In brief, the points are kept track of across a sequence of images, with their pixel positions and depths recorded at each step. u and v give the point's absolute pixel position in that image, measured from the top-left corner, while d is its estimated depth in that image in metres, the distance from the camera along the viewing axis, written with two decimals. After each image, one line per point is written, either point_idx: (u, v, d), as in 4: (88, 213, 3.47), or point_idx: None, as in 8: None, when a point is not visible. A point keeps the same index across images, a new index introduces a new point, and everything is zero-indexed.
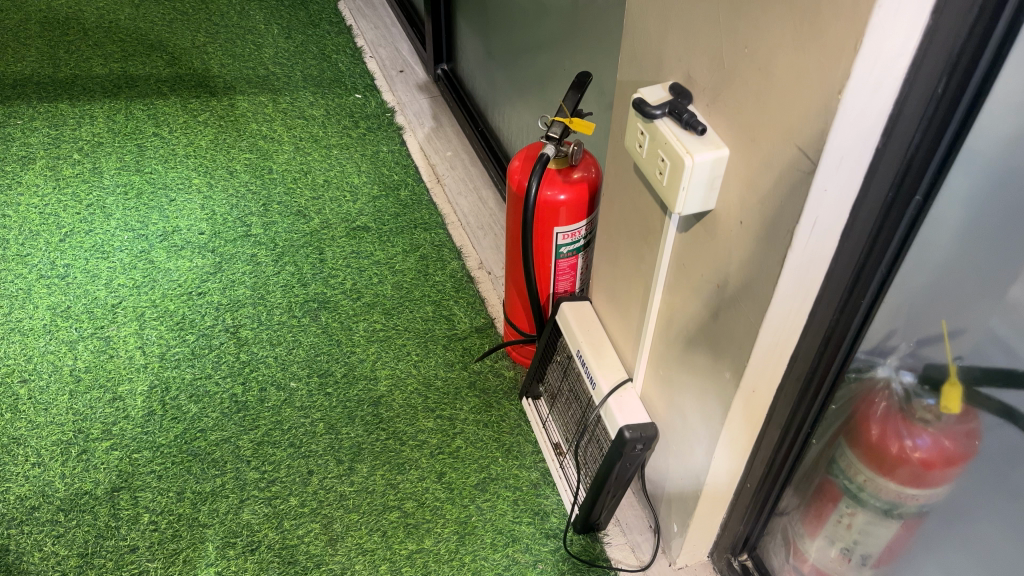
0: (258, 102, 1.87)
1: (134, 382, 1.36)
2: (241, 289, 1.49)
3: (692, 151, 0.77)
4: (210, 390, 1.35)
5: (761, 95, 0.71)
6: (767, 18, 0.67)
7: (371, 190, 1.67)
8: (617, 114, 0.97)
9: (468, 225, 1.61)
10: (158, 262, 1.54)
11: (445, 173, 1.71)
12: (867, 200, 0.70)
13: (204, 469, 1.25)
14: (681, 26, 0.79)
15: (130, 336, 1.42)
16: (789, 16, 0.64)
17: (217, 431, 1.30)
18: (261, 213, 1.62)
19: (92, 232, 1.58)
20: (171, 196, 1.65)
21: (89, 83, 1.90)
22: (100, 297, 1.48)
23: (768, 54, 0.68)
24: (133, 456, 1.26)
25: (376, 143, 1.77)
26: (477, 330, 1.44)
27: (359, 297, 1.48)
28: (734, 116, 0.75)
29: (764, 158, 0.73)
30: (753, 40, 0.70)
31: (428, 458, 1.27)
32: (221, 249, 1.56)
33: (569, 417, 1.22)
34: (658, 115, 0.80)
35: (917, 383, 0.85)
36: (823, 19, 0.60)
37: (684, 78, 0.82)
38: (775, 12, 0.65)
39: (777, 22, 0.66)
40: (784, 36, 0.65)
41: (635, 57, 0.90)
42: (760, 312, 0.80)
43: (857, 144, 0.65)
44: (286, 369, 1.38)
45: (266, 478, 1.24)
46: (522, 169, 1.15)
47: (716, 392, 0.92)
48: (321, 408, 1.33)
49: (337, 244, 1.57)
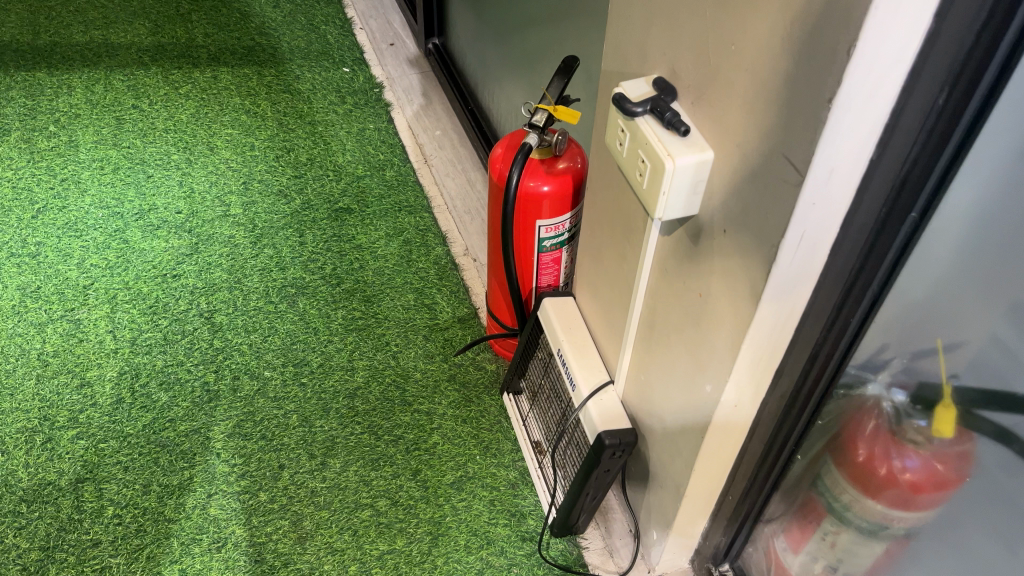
0: (241, 74, 1.80)
1: (103, 367, 1.31)
2: (218, 271, 1.44)
3: (673, 154, 0.71)
4: (181, 377, 1.31)
5: (748, 97, 0.65)
6: (755, 14, 0.61)
7: (355, 169, 1.61)
8: (601, 106, 0.91)
9: (455, 209, 1.56)
10: (133, 242, 1.49)
11: (433, 153, 1.65)
12: (858, 217, 0.64)
13: (172, 461, 1.21)
14: (667, 16, 0.73)
15: (101, 319, 1.38)
16: (778, 14, 0.58)
17: (187, 421, 1.25)
18: (241, 192, 1.57)
19: (66, 209, 1.53)
20: (150, 172, 1.60)
21: (68, 50, 1.84)
22: (71, 277, 1.43)
23: (757, 52, 0.62)
24: (99, 446, 1.22)
25: (362, 120, 1.71)
26: (459, 320, 1.39)
27: (339, 283, 1.43)
28: (720, 117, 0.69)
29: (750, 163, 0.67)
30: (741, 37, 0.64)
31: (403, 455, 1.23)
32: (197, 229, 1.51)
33: (550, 416, 1.17)
34: (637, 113, 0.74)
35: (908, 402, 0.80)
36: (815, 20, 0.55)
37: (668, 71, 0.76)
38: (763, 9, 0.60)
39: (765, 19, 0.60)
40: (772, 36, 0.59)
41: (619, 46, 0.84)
42: (742, 326, 0.74)
43: (848, 154, 0.59)
44: (261, 358, 1.33)
45: (235, 472, 1.20)
46: (504, 159, 1.09)
47: (696, 404, 0.87)
48: (295, 399, 1.28)
49: (319, 226, 1.52)
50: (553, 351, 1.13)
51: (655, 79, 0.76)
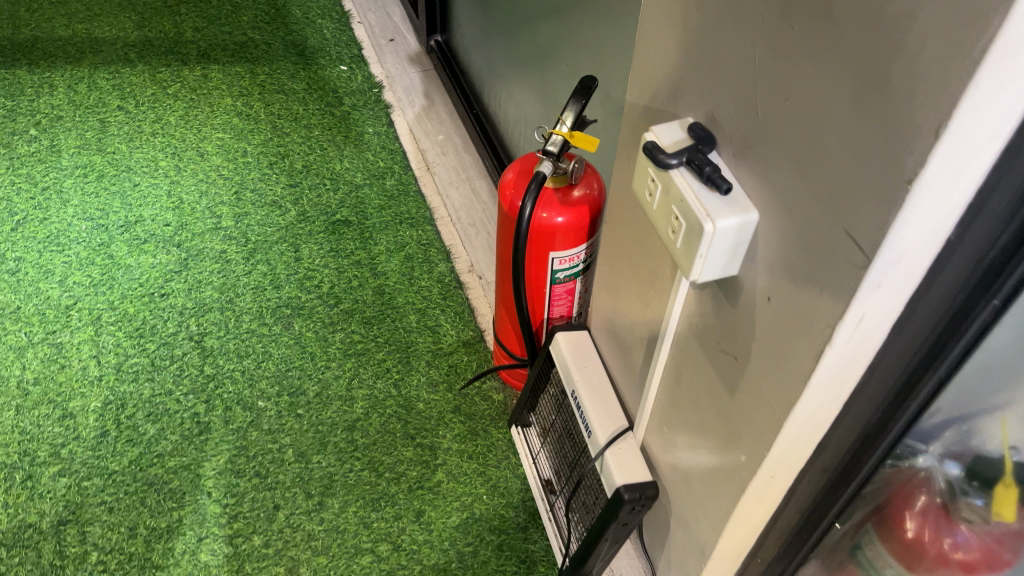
0: (233, 73, 1.71)
1: (86, 396, 1.24)
2: (208, 290, 1.36)
3: (712, 214, 0.62)
4: (169, 407, 1.23)
5: (806, 158, 0.56)
6: (817, 70, 0.53)
7: (353, 178, 1.52)
8: (626, 140, 0.83)
9: (460, 221, 1.48)
10: (118, 257, 1.40)
11: (435, 159, 1.57)
12: (927, 300, 0.56)
13: (160, 501, 1.14)
14: (708, 55, 0.65)
15: (84, 343, 1.30)
16: (848, 75, 0.50)
17: (175, 457, 1.18)
18: (232, 203, 1.48)
19: (47, 220, 1.45)
20: (136, 180, 1.51)
21: (50, 46, 1.74)
22: (53, 296, 1.35)
23: (821, 111, 0.54)
24: (82, 484, 1.15)
25: (360, 124, 1.61)
26: (464, 344, 1.31)
27: (336, 303, 1.35)
28: (770, 175, 0.61)
29: (802, 233, 0.59)
30: (798, 92, 0.56)
31: (406, 494, 1.15)
32: (187, 243, 1.42)
33: (563, 456, 1.10)
34: (673, 164, 0.66)
35: (964, 479, 0.76)
36: (896, 85, 0.47)
37: (706, 115, 0.67)
38: (830, 65, 0.52)
39: (832, 78, 0.52)
40: (840, 97, 0.52)
41: (648, 80, 0.76)
42: (785, 403, 0.66)
43: (925, 235, 0.51)
44: (254, 386, 1.26)
45: (227, 513, 1.13)
46: (516, 187, 1.01)
47: (726, 472, 0.79)
48: (291, 432, 1.21)
49: (316, 240, 1.44)
50: (566, 391, 1.05)
51: (690, 125, 0.68)
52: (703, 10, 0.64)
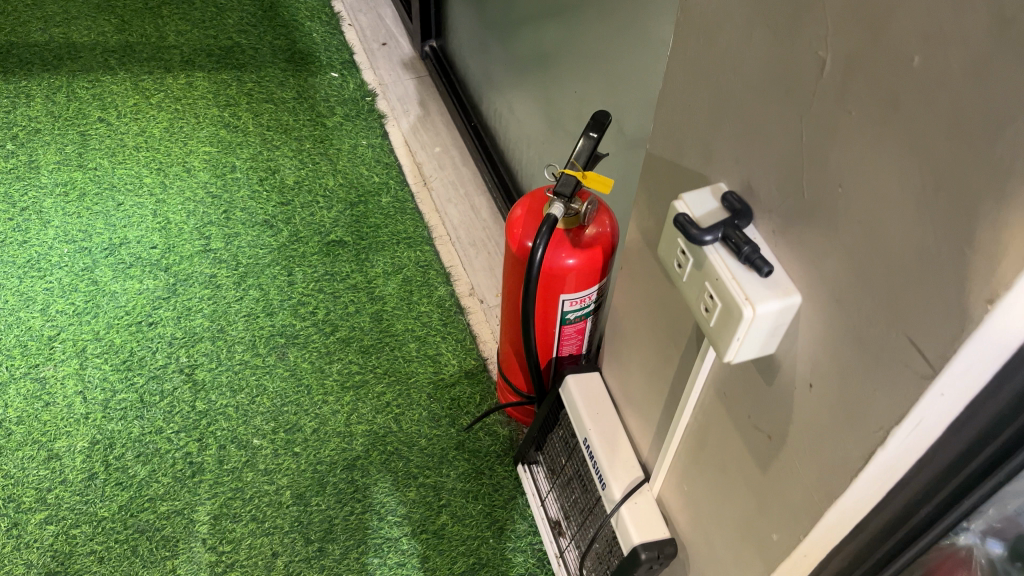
0: (220, 81, 1.64)
1: (72, 436, 1.18)
2: (199, 318, 1.31)
3: (754, 300, 0.58)
4: (160, 447, 1.18)
5: (861, 251, 0.51)
6: (877, 163, 0.48)
7: (347, 194, 1.46)
8: (646, 192, 0.78)
9: (459, 241, 1.42)
10: (102, 283, 1.34)
11: (432, 173, 1.51)
12: (990, 406, 0.51)
13: (153, 550, 1.09)
14: (745, 123, 0.59)
15: (69, 377, 1.24)
16: (914, 176, 0.45)
17: (168, 501, 1.13)
18: (222, 223, 1.42)
19: (26, 243, 1.38)
20: (120, 198, 1.45)
21: (26, 52, 1.66)
22: (35, 326, 1.29)
23: (879, 207, 0.49)
24: (70, 532, 1.09)
25: (353, 135, 1.55)
26: (466, 374, 1.26)
27: (333, 331, 1.30)
28: (816, 258, 0.56)
29: (853, 326, 0.54)
30: (852, 181, 0.50)
31: (409, 538, 1.11)
32: (174, 267, 1.36)
33: (573, 501, 1.05)
34: (709, 240, 0.60)
35: (1008, 559, 0.72)
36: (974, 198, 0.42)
37: (741, 183, 0.62)
38: (892, 161, 0.46)
39: (895, 174, 0.47)
40: (903, 196, 0.46)
41: (673, 135, 0.71)
42: (827, 493, 0.62)
43: (997, 349, 0.46)
44: (249, 423, 1.20)
45: (223, 562, 1.08)
46: (525, 227, 0.95)
47: (754, 545, 0.75)
48: (288, 472, 1.16)
49: (309, 262, 1.38)
50: (578, 438, 1.01)
51: (724, 195, 0.63)
52: (737, 75, 0.59)
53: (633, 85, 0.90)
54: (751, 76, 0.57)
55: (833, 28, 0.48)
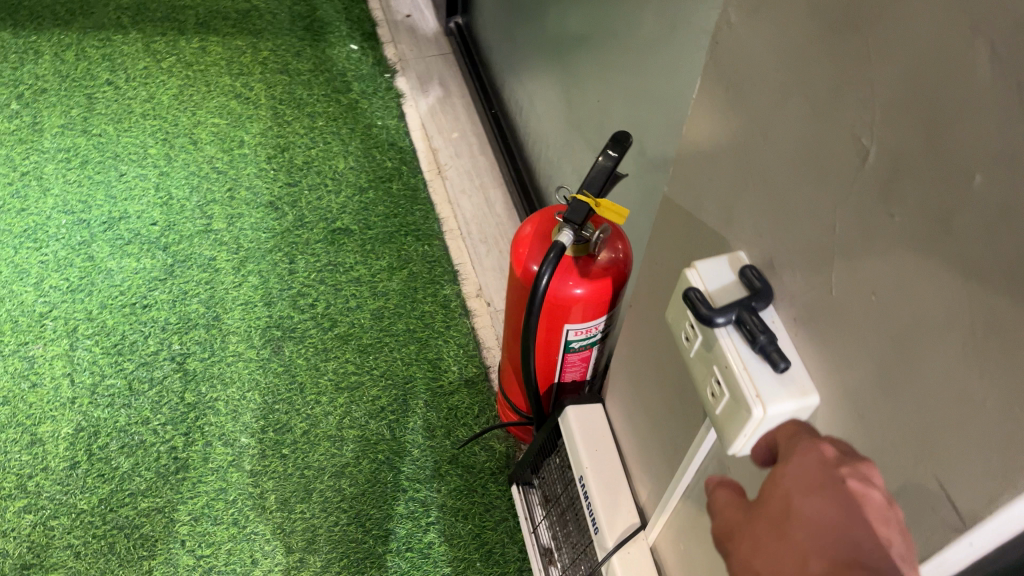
0: (234, 48, 1.58)
1: (57, 421, 1.15)
2: (194, 303, 1.26)
3: (765, 398, 0.50)
4: (145, 439, 1.14)
5: (886, 372, 0.44)
6: (926, 271, 0.39)
7: (356, 179, 1.40)
8: (663, 236, 0.70)
9: (470, 237, 1.35)
10: (99, 259, 1.29)
11: (448, 161, 1.44)
12: None
13: (130, 548, 1.05)
14: (772, 195, 0.52)
15: (58, 359, 1.20)
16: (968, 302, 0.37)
17: (149, 497, 1.09)
18: (225, 202, 1.37)
19: (24, 211, 1.34)
20: (122, 169, 1.39)
21: (37, 7, 1.61)
22: (27, 301, 1.25)
23: (913, 331, 0.41)
24: (48, 523, 1.06)
25: (368, 115, 1.48)
26: (466, 382, 1.21)
27: (331, 327, 1.25)
28: (839, 361, 0.48)
29: (876, 449, 0.45)
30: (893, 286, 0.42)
31: (394, 554, 1.07)
32: (173, 247, 1.31)
33: (565, 531, 1.00)
34: (720, 322, 0.53)
35: None
36: None
37: (762, 255, 0.54)
38: (946, 276, 0.38)
39: (947, 292, 0.38)
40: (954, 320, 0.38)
41: (693, 183, 0.63)
42: None
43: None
44: (238, 419, 1.16)
45: (200, 566, 1.05)
46: (531, 249, 0.88)
47: None
48: (274, 475, 1.12)
49: (312, 249, 1.32)
50: (574, 475, 0.95)
51: (743, 268, 0.55)
52: (768, 142, 0.51)
53: (657, 105, 0.82)
54: (783, 147, 0.49)
55: (883, 117, 0.40)
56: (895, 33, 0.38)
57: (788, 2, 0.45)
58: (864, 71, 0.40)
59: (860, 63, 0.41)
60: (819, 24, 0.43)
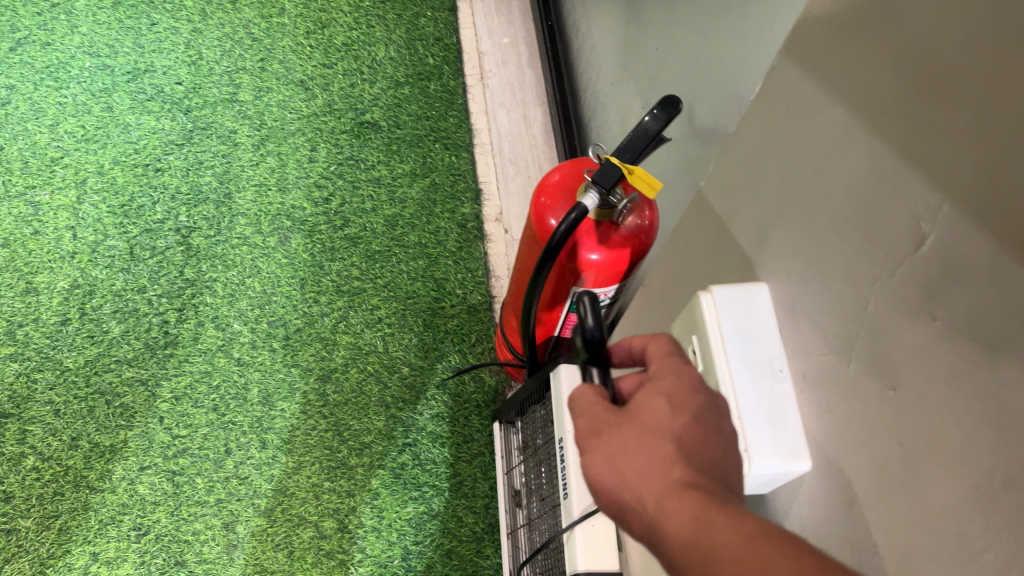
0: None
1: (54, 273, 1.13)
2: (208, 176, 1.22)
3: (754, 455, 0.46)
4: (138, 307, 1.13)
5: (881, 486, 0.38)
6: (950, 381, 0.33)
7: (394, 72, 1.33)
8: (688, 228, 0.64)
9: (501, 154, 1.29)
10: (118, 111, 1.25)
11: (492, 68, 1.36)
12: None
13: (109, 415, 1.07)
14: (809, 240, 0.45)
15: (64, 210, 1.17)
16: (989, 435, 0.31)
17: (134, 367, 1.10)
18: (255, 72, 1.31)
19: (48, 46, 1.28)
20: (155, 19, 1.33)
21: None
22: (41, 142, 1.21)
23: (922, 452, 0.35)
24: (33, 376, 1.07)
25: (418, 4, 1.40)
26: (468, 309, 1.18)
27: (343, 227, 1.22)
28: (836, 435, 0.43)
29: (858, 543, 0.40)
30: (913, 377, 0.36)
31: (364, 470, 1.06)
32: (196, 112, 1.26)
33: (534, 482, 0.97)
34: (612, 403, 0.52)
35: None
36: None
37: (783, 295, 0.49)
38: (968, 396, 0.32)
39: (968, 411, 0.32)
40: (966, 443, 0.32)
41: (727, 189, 0.56)
42: None
43: None
44: (233, 305, 1.15)
45: (175, 446, 1.06)
46: (551, 200, 0.82)
47: None
48: (262, 368, 1.11)
49: (336, 140, 1.28)
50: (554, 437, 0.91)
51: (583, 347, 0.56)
52: (819, 177, 0.43)
53: (717, 73, 0.74)
54: (833, 190, 0.42)
55: (948, 205, 0.33)
56: (980, 104, 0.31)
57: (860, 33, 0.38)
58: (931, 134, 0.34)
59: (940, 135, 0.33)
60: (905, 69, 0.35)
